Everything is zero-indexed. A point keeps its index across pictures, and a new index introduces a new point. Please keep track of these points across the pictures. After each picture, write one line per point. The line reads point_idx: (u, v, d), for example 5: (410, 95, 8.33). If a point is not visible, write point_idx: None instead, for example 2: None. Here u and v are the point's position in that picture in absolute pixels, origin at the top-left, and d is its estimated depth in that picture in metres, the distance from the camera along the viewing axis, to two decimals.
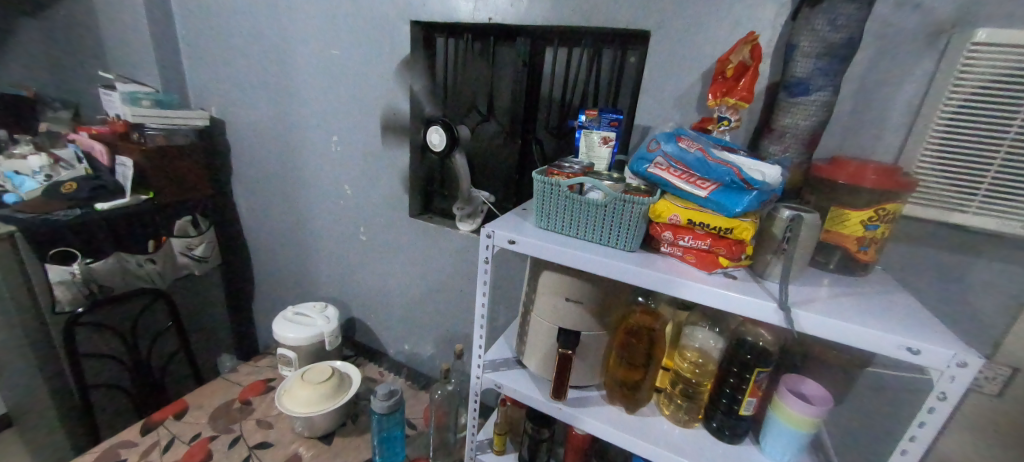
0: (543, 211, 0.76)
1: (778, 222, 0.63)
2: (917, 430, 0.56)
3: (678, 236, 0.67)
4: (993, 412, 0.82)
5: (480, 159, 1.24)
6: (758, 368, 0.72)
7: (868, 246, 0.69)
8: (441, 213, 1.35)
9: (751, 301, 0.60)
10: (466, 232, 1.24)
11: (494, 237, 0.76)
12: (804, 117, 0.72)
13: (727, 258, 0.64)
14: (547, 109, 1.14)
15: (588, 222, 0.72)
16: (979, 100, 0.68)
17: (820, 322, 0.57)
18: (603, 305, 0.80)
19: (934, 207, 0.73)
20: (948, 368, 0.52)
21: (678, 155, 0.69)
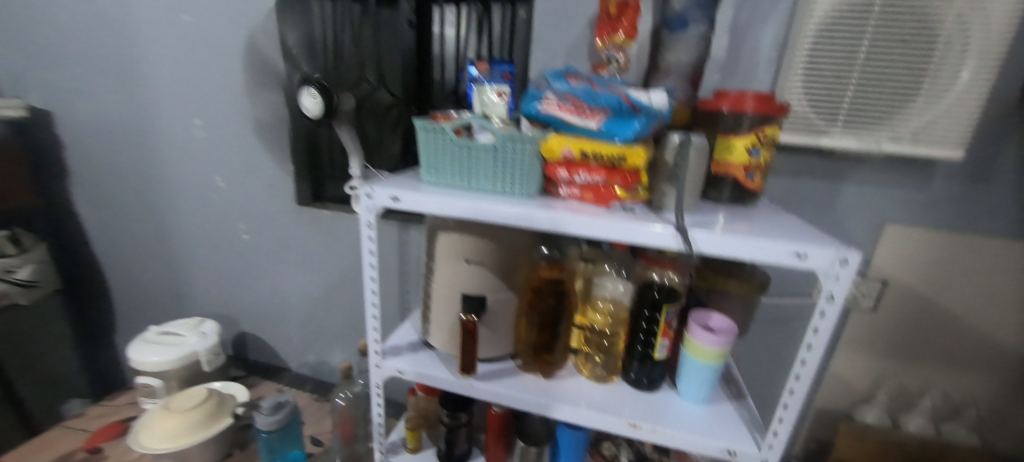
0: (430, 163, 0.68)
1: (669, 148, 0.61)
2: (812, 337, 0.56)
3: (573, 173, 0.62)
4: (872, 327, 0.88)
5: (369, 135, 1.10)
6: (666, 306, 0.70)
7: (754, 173, 0.70)
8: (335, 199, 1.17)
9: (649, 229, 0.57)
10: None
11: (375, 197, 0.66)
12: (685, 52, 0.76)
13: (623, 190, 0.61)
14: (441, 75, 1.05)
15: (480, 169, 0.65)
16: (833, 27, 0.71)
17: (715, 240, 0.55)
18: (506, 263, 0.73)
19: (804, 135, 0.77)
20: (832, 268, 0.52)
21: (566, 88, 0.64)
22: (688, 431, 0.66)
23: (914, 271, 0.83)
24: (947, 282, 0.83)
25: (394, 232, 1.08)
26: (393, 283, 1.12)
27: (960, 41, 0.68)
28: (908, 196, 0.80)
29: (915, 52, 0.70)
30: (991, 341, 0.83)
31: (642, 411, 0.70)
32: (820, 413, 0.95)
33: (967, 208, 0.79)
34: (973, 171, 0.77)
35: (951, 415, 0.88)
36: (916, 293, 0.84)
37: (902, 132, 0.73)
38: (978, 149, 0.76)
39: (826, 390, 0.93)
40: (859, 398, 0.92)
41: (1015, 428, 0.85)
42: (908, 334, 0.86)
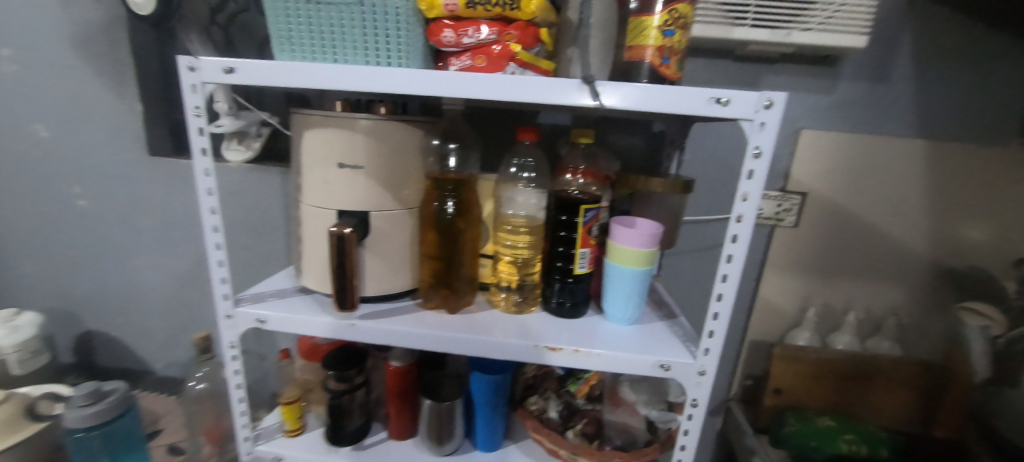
0: (279, 30, 0.52)
1: (571, 4, 0.55)
2: (741, 206, 0.48)
3: (461, 32, 0.50)
4: (796, 245, 0.85)
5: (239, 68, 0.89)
6: (584, 206, 0.59)
7: (669, 58, 0.59)
8: None
9: (553, 82, 0.46)
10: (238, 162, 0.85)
11: (203, 70, 0.50)
12: None
13: (521, 48, 0.50)
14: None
15: (344, 32, 0.51)
16: None
17: (628, 91, 0.46)
18: (391, 166, 0.58)
19: (715, 26, 0.71)
20: (756, 113, 0.45)
21: None
22: (618, 349, 0.56)
23: (830, 180, 0.81)
24: (860, 190, 0.82)
25: (274, 180, 0.90)
26: (279, 244, 0.94)
27: None
28: (818, 100, 0.78)
29: None
30: (900, 247, 0.84)
31: (562, 335, 0.59)
32: (754, 344, 0.91)
33: (874, 110, 0.78)
34: (875, 70, 0.76)
35: (873, 328, 0.88)
36: (832, 203, 0.83)
37: (810, 19, 0.69)
38: (879, 46, 0.76)
39: (757, 318, 0.89)
40: (790, 322, 0.89)
41: (928, 334, 0.87)
42: (827, 248, 0.85)
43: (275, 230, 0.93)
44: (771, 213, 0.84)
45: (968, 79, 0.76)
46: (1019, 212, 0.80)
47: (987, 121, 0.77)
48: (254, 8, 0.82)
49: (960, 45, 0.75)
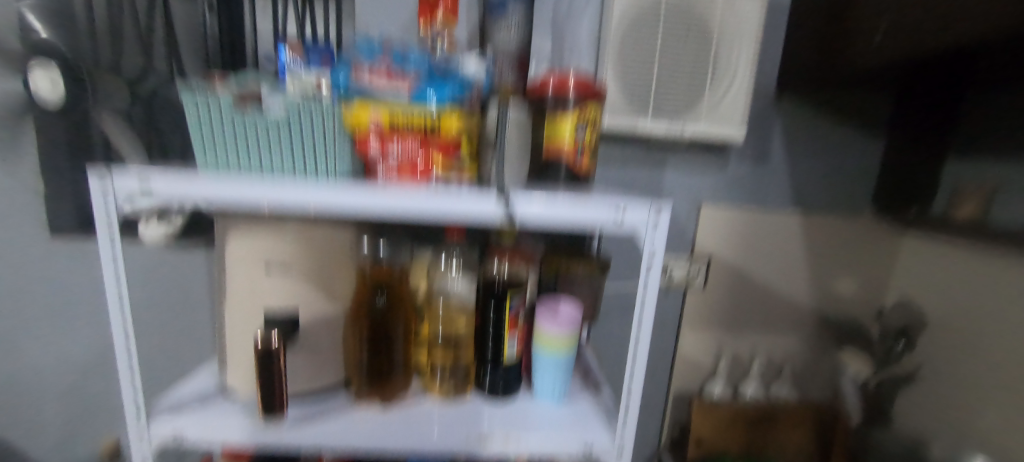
0: (204, 141, 0.53)
1: (490, 116, 0.60)
2: (640, 302, 0.54)
3: (385, 146, 0.54)
4: (704, 303, 0.95)
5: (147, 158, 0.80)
6: (510, 292, 0.63)
7: (582, 155, 0.59)
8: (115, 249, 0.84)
9: (474, 202, 0.50)
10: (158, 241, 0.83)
11: (113, 192, 0.47)
12: (509, 32, 0.71)
13: (442, 162, 0.55)
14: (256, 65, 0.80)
15: (273, 144, 0.53)
16: (634, 22, 0.77)
17: (541, 206, 0.50)
18: (321, 264, 0.59)
19: (623, 118, 0.81)
20: (645, 225, 0.51)
21: (371, 60, 0.57)
22: (548, 436, 0.59)
23: (728, 246, 0.92)
24: (754, 254, 0.94)
25: (196, 259, 0.86)
26: (204, 324, 0.90)
27: (729, 34, 0.79)
28: (714, 178, 0.89)
29: (700, 43, 0.79)
30: (790, 302, 0.97)
31: (496, 423, 0.61)
32: (677, 396, 0.99)
33: (759, 186, 0.91)
34: (757, 153, 0.89)
35: (776, 374, 0.99)
36: (733, 266, 0.94)
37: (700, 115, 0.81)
38: (758, 134, 0.89)
39: (676, 371, 0.98)
40: (706, 373, 0.99)
41: (818, 376, 0.99)
42: (732, 306, 0.96)
43: (200, 310, 0.89)
44: (684, 276, 0.93)
45: (830, 161, 0.91)
46: (877, 269, 0.96)
47: (848, 195, 0.92)
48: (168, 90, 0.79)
49: (821, 134, 0.89)
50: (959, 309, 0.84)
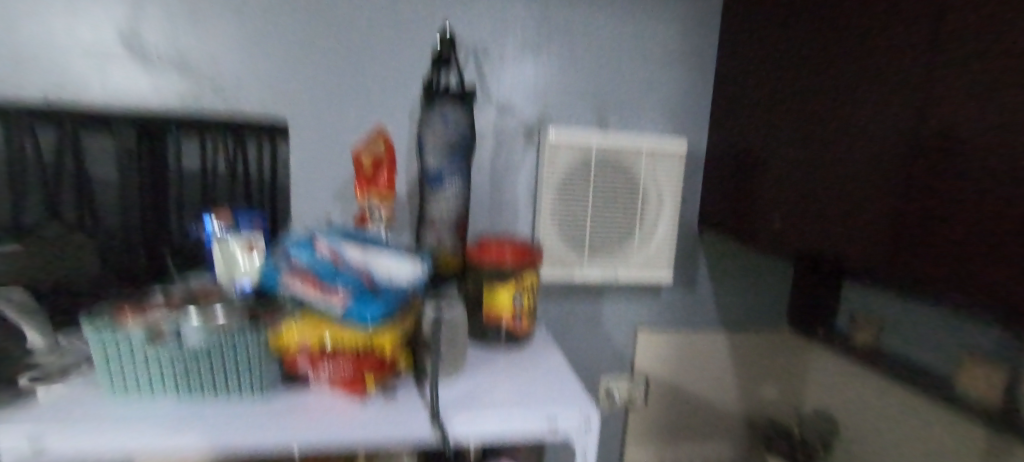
0: (113, 374, 0.50)
1: (425, 322, 0.59)
2: None
3: (318, 366, 0.55)
4: (645, 421, 1.00)
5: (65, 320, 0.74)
6: None
7: (521, 319, 0.73)
8: None
9: (404, 430, 0.52)
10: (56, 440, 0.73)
11: None
12: (446, 205, 0.75)
13: (375, 378, 0.55)
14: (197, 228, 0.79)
15: (186, 376, 0.50)
16: (566, 179, 0.84)
17: (476, 423, 0.55)
18: None
19: (559, 268, 0.85)
20: (576, 429, 0.57)
21: (310, 264, 0.57)
22: None
23: (664, 367, 0.99)
24: (686, 372, 1.01)
25: None
26: None
27: (655, 191, 0.87)
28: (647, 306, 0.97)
29: (628, 198, 0.86)
30: (722, 411, 1.04)
31: None
32: None
33: (687, 310, 0.99)
34: (684, 281, 0.98)
35: None
36: (668, 384, 1.00)
37: (631, 261, 0.88)
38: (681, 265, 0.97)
39: None
40: None
41: None
42: (677, 419, 1.02)
43: None
44: (624, 396, 0.97)
45: (747, 286, 1.01)
46: (793, 378, 1.07)
47: (765, 315, 1.03)
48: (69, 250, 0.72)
49: (738, 262, 1.00)
50: (866, 424, 0.94)
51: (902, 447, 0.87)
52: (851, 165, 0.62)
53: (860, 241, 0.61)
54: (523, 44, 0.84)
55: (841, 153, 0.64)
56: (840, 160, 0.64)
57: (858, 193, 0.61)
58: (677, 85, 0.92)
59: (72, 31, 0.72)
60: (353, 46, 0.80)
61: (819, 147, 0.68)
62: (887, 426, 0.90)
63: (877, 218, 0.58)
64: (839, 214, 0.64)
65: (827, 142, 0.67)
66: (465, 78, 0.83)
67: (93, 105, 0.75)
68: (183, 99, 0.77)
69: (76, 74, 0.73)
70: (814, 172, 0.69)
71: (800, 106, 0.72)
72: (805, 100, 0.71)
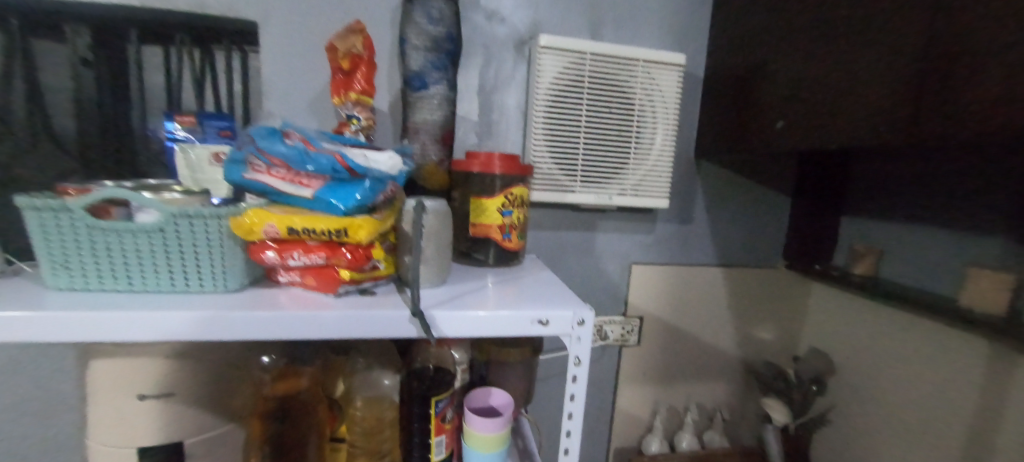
0: (54, 259, 0.45)
1: (405, 214, 0.54)
2: (572, 408, 0.52)
3: (285, 255, 0.48)
4: (640, 359, 0.97)
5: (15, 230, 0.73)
6: (434, 396, 0.57)
7: (510, 233, 0.68)
8: None
9: (384, 318, 0.47)
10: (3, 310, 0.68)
11: None
12: (430, 112, 0.70)
13: (351, 270, 0.49)
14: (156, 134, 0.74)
15: (139, 262, 0.46)
16: (559, 93, 0.78)
17: (454, 319, 0.48)
18: (210, 387, 0.52)
19: (552, 190, 0.80)
20: (573, 330, 0.50)
21: (277, 150, 0.52)
22: None
23: (660, 304, 0.96)
24: (682, 309, 0.98)
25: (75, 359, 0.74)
26: None
27: (651, 108, 0.82)
28: (643, 238, 0.93)
29: (622, 117, 0.81)
30: (718, 350, 1.01)
31: None
32: (618, 453, 0.99)
33: (683, 244, 0.96)
34: (681, 214, 0.95)
35: (707, 422, 1.03)
36: (664, 321, 0.97)
37: (626, 184, 0.83)
38: (678, 196, 0.94)
39: (618, 428, 0.99)
40: (643, 426, 1.00)
41: (745, 419, 1.05)
42: (674, 358, 0.99)
43: None
44: (618, 335, 0.95)
45: (744, 221, 0.98)
46: (789, 317, 1.05)
47: (761, 250, 1.01)
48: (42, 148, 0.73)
49: (736, 194, 0.97)
50: (864, 356, 0.92)
51: (902, 375, 0.85)
52: (862, 33, 0.58)
53: (865, 108, 0.57)
54: None
55: (852, 24, 0.60)
56: (850, 31, 0.60)
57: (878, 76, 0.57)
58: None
59: None
60: None
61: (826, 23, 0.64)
62: (887, 355, 0.87)
63: (888, 77, 0.54)
64: (845, 88, 0.60)
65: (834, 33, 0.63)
66: None
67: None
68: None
69: None
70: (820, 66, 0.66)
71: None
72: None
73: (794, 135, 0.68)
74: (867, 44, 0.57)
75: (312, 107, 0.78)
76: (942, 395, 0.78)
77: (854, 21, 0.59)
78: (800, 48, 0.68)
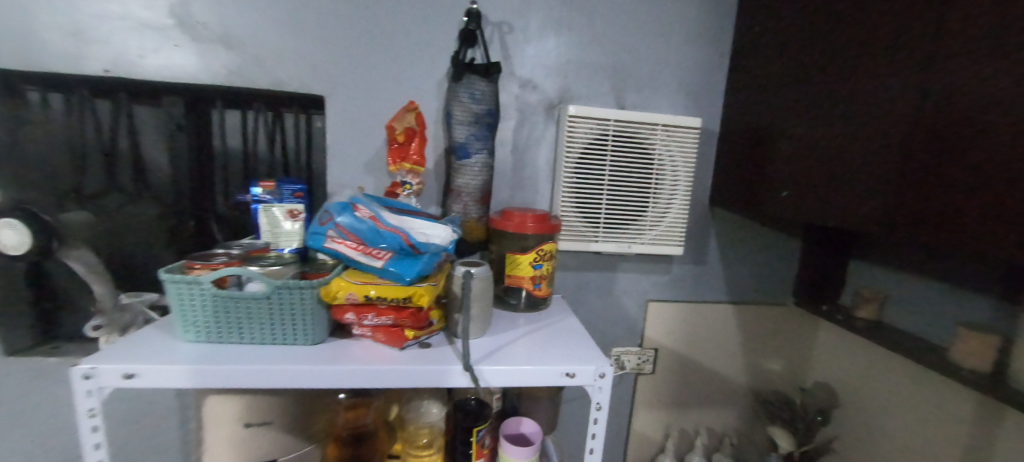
0: (187, 318, 0.58)
1: (455, 278, 0.65)
2: (594, 441, 0.65)
3: (362, 316, 0.60)
4: (655, 387, 1.06)
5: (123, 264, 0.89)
6: (477, 426, 0.68)
7: (540, 282, 0.78)
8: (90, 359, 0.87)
9: (442, 371, 0.58)
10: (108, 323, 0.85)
11: (102, 387, 0.53)
12: (472, 177, 0.81)
13: (414, 328, 0.62)
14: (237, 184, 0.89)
15: (250, 322, 0.58)
16: (586, 155, 0.87)
17: (499, 373, 0.60)
18: (299, 414, 0.65)
19: (577, 239, 0.90)
20: (595, 381, 0.62)
21: (351, 224, 0.63)
22: None
23: (674, 337, 1.05)
24: (695, 342, 1.06)
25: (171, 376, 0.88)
26: None
27: (669, 167, 0.91)
28: (658, 278, 1.02)
29: (641, 175, 0.90)
30: (729, 379, 1.09)
31: None
32: None
33: (697, 283, 1.04)
34: (696, 256, 1.03)
35: (717, 445, 1.11)
36: (678, 353, 1.06)
37: (644, 234, 0.92)
38: (693, 240, 1.02)
39: (633, 448, 1.08)
40: (656, 447, 1.09)
41: (752, 443, 1.13)
42: (686, 387, 1.08)
43: None
44: (634, 364, 1.04)
45: (755, 262, 1.06)
46: (798, 350, 1.12)
47: (772, 288, 1.08)
48: (145, 198, 0.87)
49: (747, 237, 1.04)
50: (866, 393, 0.99)
51: (899, 413, 0.92)
52: (860, 126, 0.68)
53: (864, 184, 0.67)
54: (546, 22, 0.88)
55: (852, 115, 0.69)
56: (850, 114, 0.70)
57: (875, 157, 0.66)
58: (694, 63, 0.95)
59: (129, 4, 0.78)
60: (387, 20, 0.83)
61: (830, 108, 0.73)
62: (887, 394, 0.94)
63: (885, 163, 0.64)
64: (843, 171, 0.71)
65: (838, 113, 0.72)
66: (490, 55, 0.87)
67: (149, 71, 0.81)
68: (231, 74, 0.82)
69: (132, 46, 0.80)
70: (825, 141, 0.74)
71: (816, 73, 0.76)
72: (821, 67, 0.75)
73: (798, 202, 0.79)
74: (863, 138, 0.67)
75: (368, 165, 0.88)
76: (935, 435, 0.85)
77: (853, 114, 0.69)
78: (806, 124, 0.78)
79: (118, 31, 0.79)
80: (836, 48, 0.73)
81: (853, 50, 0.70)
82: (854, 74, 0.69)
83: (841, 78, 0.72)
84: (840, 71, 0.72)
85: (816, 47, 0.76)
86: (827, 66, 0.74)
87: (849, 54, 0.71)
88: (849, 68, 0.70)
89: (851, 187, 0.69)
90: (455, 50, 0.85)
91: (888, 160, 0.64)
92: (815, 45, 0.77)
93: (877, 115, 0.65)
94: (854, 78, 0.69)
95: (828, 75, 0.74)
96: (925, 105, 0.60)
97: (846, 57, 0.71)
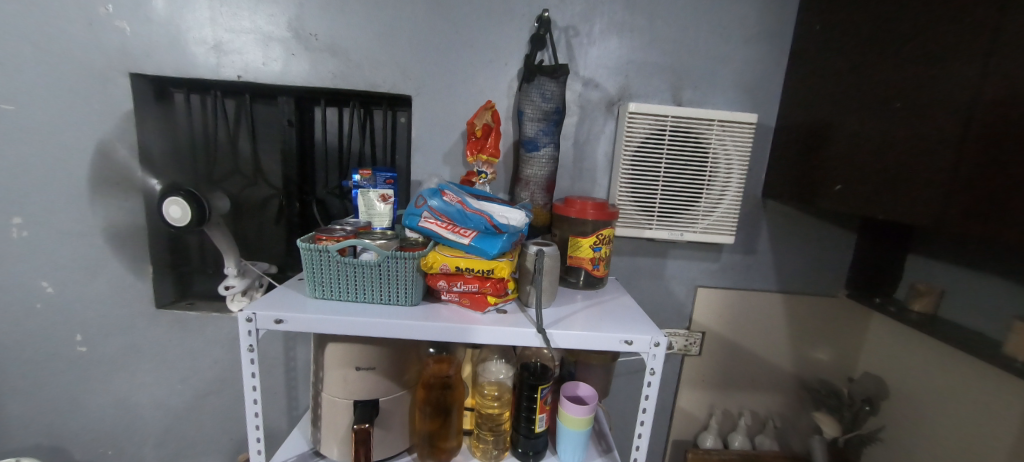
0: (315, 279, 0.73)
1: (529, 256, 0.76)
2: (647, 401, 0.74)
3: (452, 283, 0.74)
4: (702, 367, 1.13)
5: (245, 233, 1.10)
6: (541, 385, 0.79)
7: (599, 263, 0.86)
8: (219, 313, 1.06)
9: (521, 333, 0.69)
10: (235, 303, 1.05)
11: (259, 328, 0.69)
12: (539, 168, 0.91)
13: (495, 296, 0.74)
14: (333, 168, 1.07)
15: (364, 283, 0.72)
16: (644, 148, 0.95)
17: (567, 336, 0.70)
18: (395, 364, 0.78)
19: (632, 227, 0.98)
20: (651, 349, 0.71)
21: (441, 207, 0.74)
22: None
23: (722, 322, 1.11)
24: (743, 329, 1.12)
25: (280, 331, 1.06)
26: (278, 379, 1.10)
27: (723, 160, 0.96)
28: (708, 265, 1.09)
29: (695, 168, 0.96)
30: (775, 365, 1.14)
31: None
32: (676, 444, 1.17)
33: (746, 272, 1.10)
34: (746, 246, 1.08)
35: (759, 427, 1.17)
36: (725, 338, 1.12)
37: (697, 224, 0.98)
38: (744, 230, 1.08)
39: (678, 423, 1.16)
40: (700, 425, 1.17)
41: (795, 428, 1.18)
42: (732, 367, 1.14)
43: (275, 370, 1.10)
44: (682, 345, 1.11)
45: (807, 254, 1.09)
46: (848, 342, 1.15)
47: (824, 280, 1.11)
48: (262, 181, 1.07)
49: (800, 229, 1.08)
50: (915, 384, 1.01)
51: (947, 404, 0.94)
52: (917, 127, 0.72)
53: (922, 178, 0.70)
54: (610, 24, 0.96)
55: (911, 114, 0.73)
56: (911, 111, 0.73)
57: (933, 154, 0.69)
58: (752, 61, 0.99)
59: (255, 20, 0.93)
60: (468, 26, 0.94)
61: (889, 107, 0.77)
62: (937, 387, 0.96)
63: (944, 158, 0.67)
64: (897, 167, 0.75)
65: (896, 110, 0.75)
66: (558, 56, 0.96)
67: (270, 77, 0.95)
68: (337, 77, 0.95)
69: (257, 55, 0.94)
70: (879, 137, 0.78)
71: (877, 73, 0.79)
72: (882, 67, 0.78)
73: (852, 196, 0.83)
74: (920, 138, 0.71)
75: (447, 157, 0.99)
76: (984, 427, 0.86)
77: (914, 114, 0.72)
78: (864, 122, 0.81)
79: (248, 44, 0.94)
80: (901, 50, 0.76)
81: (917, 53, 0.73)
82: (915, 72, 0.73)
83: (904, 80, 0.75)
84: (904, 72, 0.75)
85: (879, 49, 0.79)
86: (887, 68, 0.78)
87: (913, 57, 0.73)
88: (912, 70, 0.73)
89: (906, 184, 0.73)
90: (527, 53, 0.94)
91: (945, 160, 0.67)
92: (877, 47, 0.80)
93: (937, 118, 0.69)
94: (915, 77, 0.73)
95: (891, 76, 0.77)
96: (983, 110, 0.63)
97: (910, 59, 0.74)
